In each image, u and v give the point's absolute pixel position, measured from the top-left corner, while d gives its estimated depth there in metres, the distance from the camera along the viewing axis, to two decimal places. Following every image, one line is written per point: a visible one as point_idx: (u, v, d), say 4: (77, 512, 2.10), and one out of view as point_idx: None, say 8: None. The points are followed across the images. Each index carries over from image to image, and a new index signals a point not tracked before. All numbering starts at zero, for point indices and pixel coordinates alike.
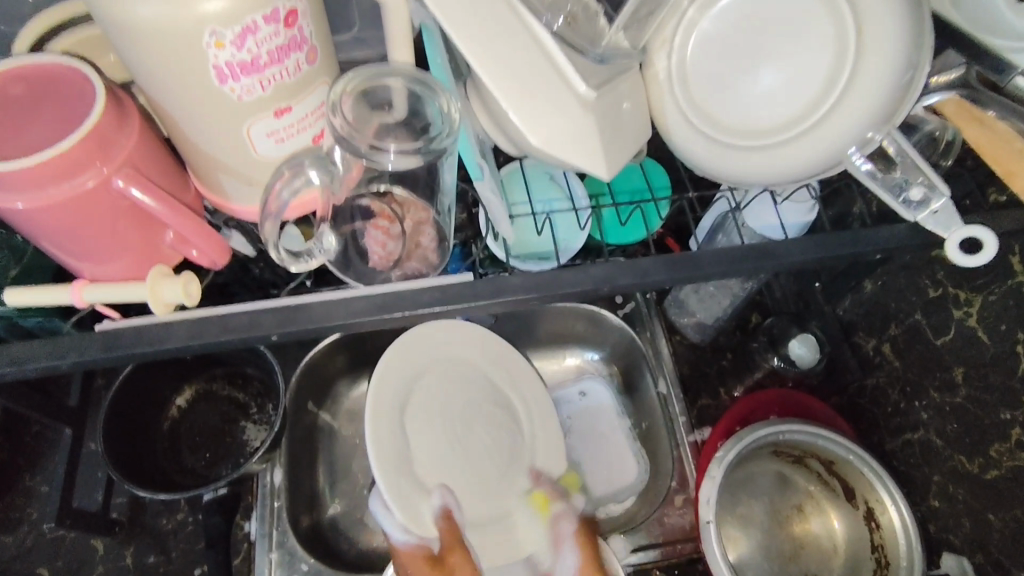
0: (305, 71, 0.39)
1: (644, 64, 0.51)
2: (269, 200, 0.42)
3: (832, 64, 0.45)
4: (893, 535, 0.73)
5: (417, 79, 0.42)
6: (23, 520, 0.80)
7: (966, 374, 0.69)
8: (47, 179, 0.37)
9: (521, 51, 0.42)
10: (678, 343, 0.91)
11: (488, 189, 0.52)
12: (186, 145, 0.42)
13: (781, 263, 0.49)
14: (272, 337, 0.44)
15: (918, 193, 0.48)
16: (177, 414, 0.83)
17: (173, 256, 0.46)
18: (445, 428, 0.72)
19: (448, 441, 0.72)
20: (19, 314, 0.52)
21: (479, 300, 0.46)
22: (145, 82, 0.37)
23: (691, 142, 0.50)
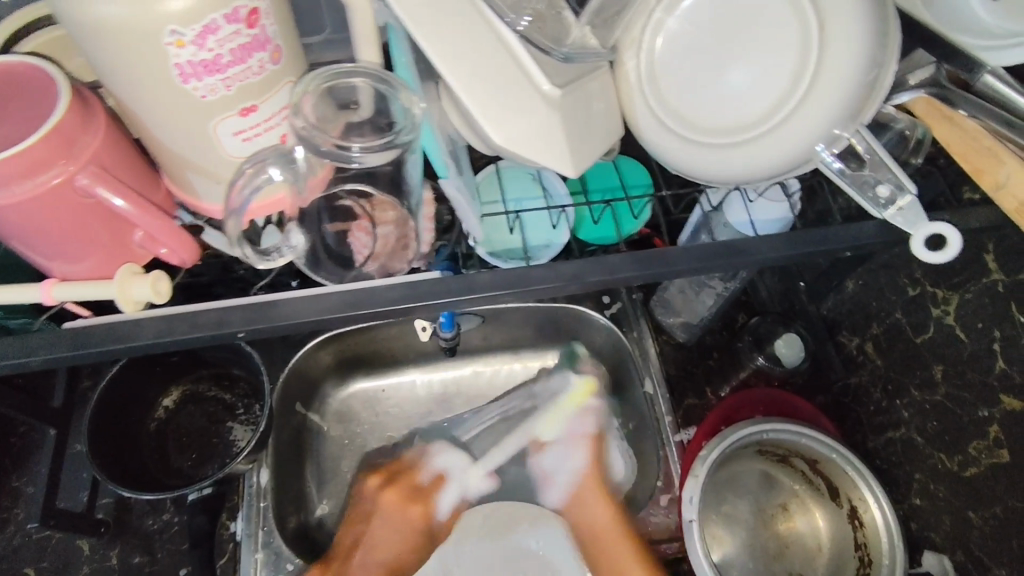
0: (270, 71, 0.39)
1: (614, 63, 0.51)
2: (232, 197, 0.42)
3: (797, 61, 0.46)
4: (876, 533, 0.73)
5: (383, 79, 0.42)
6: (9, 520, 0.81)
7: (945, 371, 0.69)
8: (13, 177, 0.37)
9: (485, 50, 0.42)
10: (664, 343, 0.91)
11: (452, 188, 0.51)
12: (155, 144, 0.42)
13: (752, 259, 0.50)
14: (241, 335, 0.44)
15: (885, 191, 0.48)
16: (164, 415, 0.84)
17: (144, 255, 0.46)
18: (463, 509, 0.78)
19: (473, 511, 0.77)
20: (2, 316, 0.53)
21: (447, 298, 0.46)
22: (110, 81, 0.37)
23: (662, 141, 0.51)
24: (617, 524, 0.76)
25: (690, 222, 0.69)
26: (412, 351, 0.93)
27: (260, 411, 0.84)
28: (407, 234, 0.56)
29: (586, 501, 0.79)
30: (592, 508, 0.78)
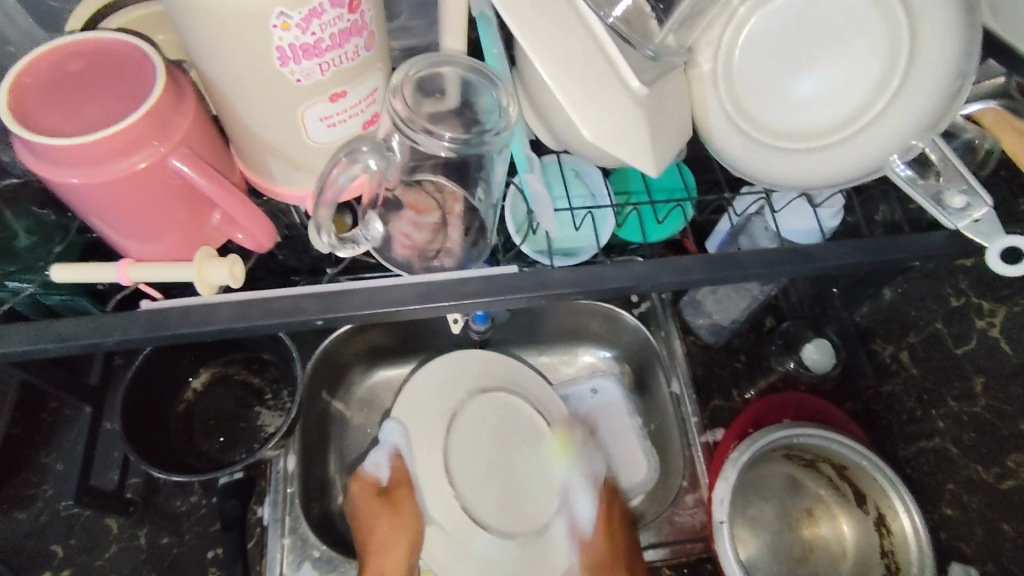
0: (362, 57, 0.39)
1: (688, 64, 0.50)
2: (326, 184, 0.41)
3: (881, 73, 0.46)
4: (903, 543, 0.73)
5: (471, 68, 0.42)
6: (37, 497, 0.80)
7: (986, 384, 0.69)
8: (104, 156, 0.37)
9: (578, 46, 0.42)
10: (693, 344, 0.90)
11: (537, 183, 0.54)
12: (238, 126, 0.42)
13: (817, 265, 0.50)
14: (316, 323, 0.44)
15: (960, 200, 0.49)
16: (193, 396, 0.84)
17: (217, 237, 0.46)
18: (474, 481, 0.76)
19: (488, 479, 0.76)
20: (44, 291, 0.53)
21: (520, 292, 0.46)
22: (204, 61, 0.37)
23: (731, 143, 0.50)
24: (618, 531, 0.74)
25: (724, 229, 0.68)
26: (440, 343, 0.92)
27: (290, 397, 0.84)
28: (471, 228, 0.55)
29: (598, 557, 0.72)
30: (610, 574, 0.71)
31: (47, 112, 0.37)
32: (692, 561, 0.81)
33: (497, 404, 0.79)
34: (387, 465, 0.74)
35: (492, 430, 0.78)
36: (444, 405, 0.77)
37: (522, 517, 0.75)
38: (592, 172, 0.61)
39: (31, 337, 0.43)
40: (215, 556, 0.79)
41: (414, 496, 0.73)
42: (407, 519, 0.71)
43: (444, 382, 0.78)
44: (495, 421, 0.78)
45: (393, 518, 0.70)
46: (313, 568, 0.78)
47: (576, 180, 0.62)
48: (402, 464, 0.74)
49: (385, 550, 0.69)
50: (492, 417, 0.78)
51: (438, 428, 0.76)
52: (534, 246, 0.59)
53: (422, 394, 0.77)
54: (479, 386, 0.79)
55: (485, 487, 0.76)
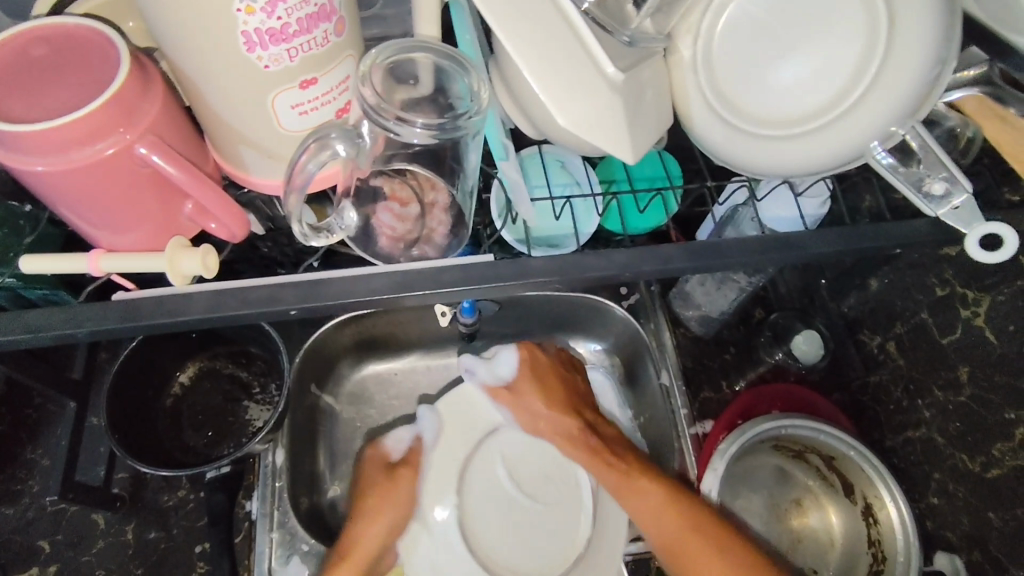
0: (332, 43, 0.38)
1: (668, 51, 0.50)
2: (295, 172, 0.41)
3: (861, 57, 0.45)
4: (891, 532, 0.73)
5: (445, 54, 0.42)
6: (23, 493, 0.80)
7: (971, 373, 0.69)
8: (69, 143, 0.37)
9: (552, 32, 0.42)
10: (682, 335, 0.90)
11: (513, 170, 0.55)
12: (209, 114, 0.41)
13: (798, 253, 0.49)
14: (291, 313, 0.44)
15: (941, 188, 0.48)
16: (178, 391, 0.83)
17: (191, 227, 0.45)
18: (494, 510, 0.71)
19: (500, 516, 0.71)
20: (21, 284, 0.53)
21: (500, 281, 0.46)
22: (170, 47, 0.36)
23: (711, 130, 0.50)
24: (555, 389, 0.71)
25: (711, 221, 0.68)
26: (428, 336, 0.92)
27: (277, 391, 0.84)
28: (451, 217, 0.54)
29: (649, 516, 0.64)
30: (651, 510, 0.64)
31: (12, 99, 0.37)
32: None
33: (518, 439, 0.74)
34: (409, 443, 0.72)
35: (522, 461, 0.73)
36: (473, 420, 0.73)
37: (520, 543, 0.70)
38: (574, 162, 0.61)
39: (1, 329, 0.42)
40: (202, 551, 0.79)
41: (415, 480, 0.69)
42: (404, 489, 0.68)
43: (482, 401, 0.73)
44: (539, 460, 0.73)
45: (389, 490, 0.68)
46: (301, 562, 0.77)
47: (559, 171, 0.62)
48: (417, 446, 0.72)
49: (377, 524, 0.66)
50: (525, 453, 0.73)
51: (494, 456, 0.73)
52: (514, 234, 0.58)
53: (464, 403, 0.73)
54: (509, 415, 0.74)
55: (501, 517, 0.71)
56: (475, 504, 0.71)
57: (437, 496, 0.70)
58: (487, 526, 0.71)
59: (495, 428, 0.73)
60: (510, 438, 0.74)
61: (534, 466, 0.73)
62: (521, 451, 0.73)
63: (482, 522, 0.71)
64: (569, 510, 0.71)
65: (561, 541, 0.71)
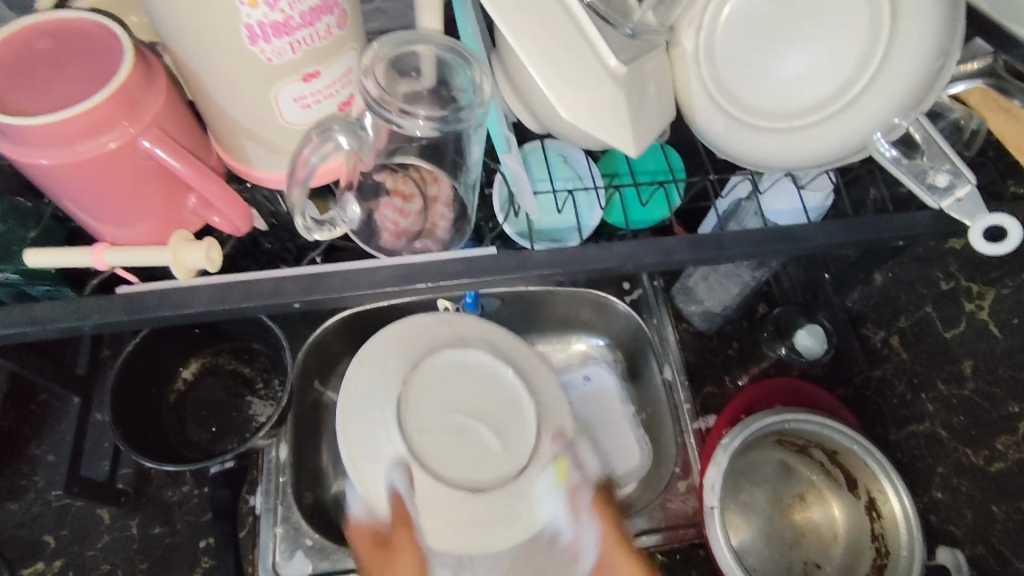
0: (335, 36, 0.38)
1: (670, 43, 0.50)
2: (297, 165, 0.41)
3: (865, 49, 0.45)
4: (895, 526, 0.73)
5: (447, 46, 0.41)
6: (28, 488, 0.81)
7: (975, 366, 0.69)
8: (71, 136, 0.37)
9: (556, 25, 0.42)
10: (685, 331, 0.91)
11: (514, 163, 0.53)
12: (212, 108, 0.41)
13: (801, 245, 0.49)
14: (295, 305, 0.44)
15: (943, 180, 0.48)
16: (182, 386, 0.84)
17: (195, 221, 0.45)
18: (437, 434, 0.64)
19: (444, 437, 0.64)
20: (25, 282, 0.53)
21: (502, 273, 0.45)
22: (172, 39, 0.36)
23: (714, 122, 0.50)
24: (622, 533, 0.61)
25: (714, 216, 0.67)
26: None
27: (281, 386, 0.84)
28: (454, 212, 0.54)
29: None
30: None
31: (14, 92, 0.37)
32: (685, 547, 0.81)
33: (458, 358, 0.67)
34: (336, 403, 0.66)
35: (461, 380, 0.67)
36: (413, 343, 0.67)
37: (478, 467, 0.63)
38: (577, 156, 0.61)
39: (8, 321, 0.42)
40: (207, 545, 0.79)
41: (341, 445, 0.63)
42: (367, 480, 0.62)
43: (422, 331, 0.68)
44: (478, 379, 0.67)
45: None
46: (306, 556, 0.78)
47: (563, 166, 0.61)
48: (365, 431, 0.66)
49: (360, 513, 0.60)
50: (468, 373, 0.67)
51: (434, 382, 0.66)
52: (516, 228, 0.58)
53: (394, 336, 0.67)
54: (453, 331, 0.69)
55: (445, 443, 0.64)
56: (417, 442, 0.63)
57: (368, 445, 0.62)
58: (428, 454, 0.63)
59: (438, 349, 0.66)
60: (443, 359, 0.66)
61: (474, 386, 0.66)
62: (459, 375, 0.66)
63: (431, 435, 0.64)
64: (518, 423, 0.66)
65: (519, 461, 0.64)
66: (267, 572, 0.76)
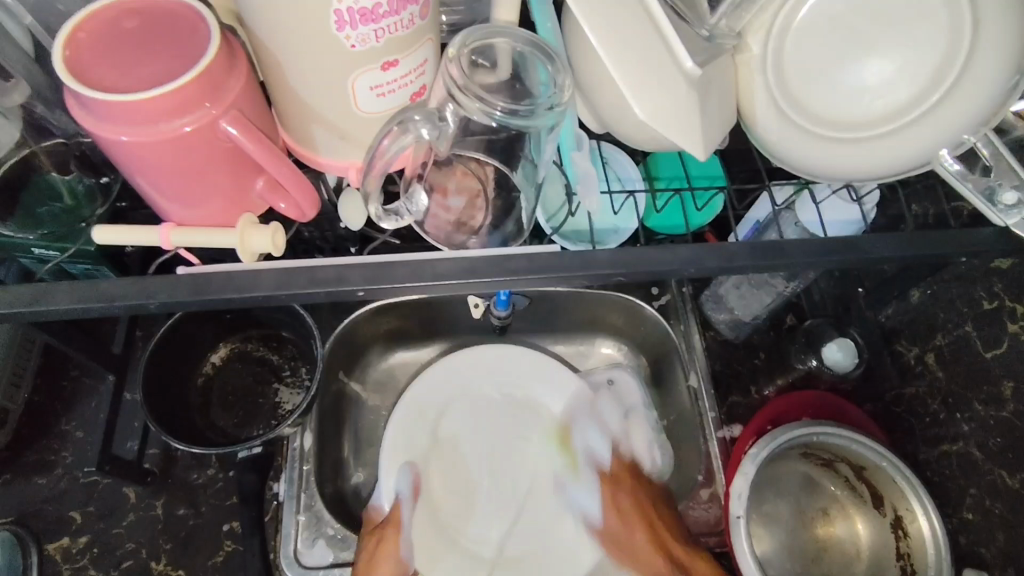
0: (417, 25, 0.38)
1: (737, 48, 0.48)
2: (377, 156, 0.41)
3: (940, 62, 0.45)
4: (922, 545, 0.72)
5: (525, 40, 0.42)
6: (57, 463, 0.81)
7: (1016, 389, 0.68)
8: (156, 116, 0.37)
9: (633, 25, 0.42)
10: (712, 338, 0.90)
11: (583, 161, 0.56)
12: (287, 93, 0.41)
13: (861, 256, 0.49)
14: (357, 293, 0.44)
15: (1011, 197, 0.48)
16: (211, 370, 0.84)
17: (260, 204, 0.46)
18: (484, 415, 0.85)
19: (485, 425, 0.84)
20: (69, 260, 0.59)
21: (561, 271, 0.45)
22: (257, 21, 0.36)
23: (778, 130, 0.49)
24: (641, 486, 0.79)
25: (755, 219, 0.67)
26: (457, 327, 0.92)
27: (308, 375, 0.84)
28: (501, 208, 0.55)
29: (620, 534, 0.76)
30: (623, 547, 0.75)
31: (99, 68, 0.37)
32: (705, 556, 0.79)
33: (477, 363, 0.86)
34: (394, 503, 0.75)
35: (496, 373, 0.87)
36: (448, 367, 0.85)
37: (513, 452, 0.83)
38: (620, 159, 0.61)
39: (74, 297, 0.43)
40: (231, 529, 0.79)
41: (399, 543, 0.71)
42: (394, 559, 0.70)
43: (514, 350, 0.86)
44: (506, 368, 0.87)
45: (376, 554, 0.69)
46: (328, 545, 0.77)
47: (608, 167, 0.61)
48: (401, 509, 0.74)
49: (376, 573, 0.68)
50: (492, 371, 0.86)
51: (488, 411, 0.85)
52: (575, 228, 0.59)
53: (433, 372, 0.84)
54: (516, 389, 0.86)
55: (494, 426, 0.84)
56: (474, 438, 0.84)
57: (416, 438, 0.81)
58: (451, 463, 0.82)
59: (489, 400, 0.85)
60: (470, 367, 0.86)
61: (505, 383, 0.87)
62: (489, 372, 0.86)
63: (441, 495, 0.80)
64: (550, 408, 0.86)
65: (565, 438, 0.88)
66: (290, 560, 0.77)
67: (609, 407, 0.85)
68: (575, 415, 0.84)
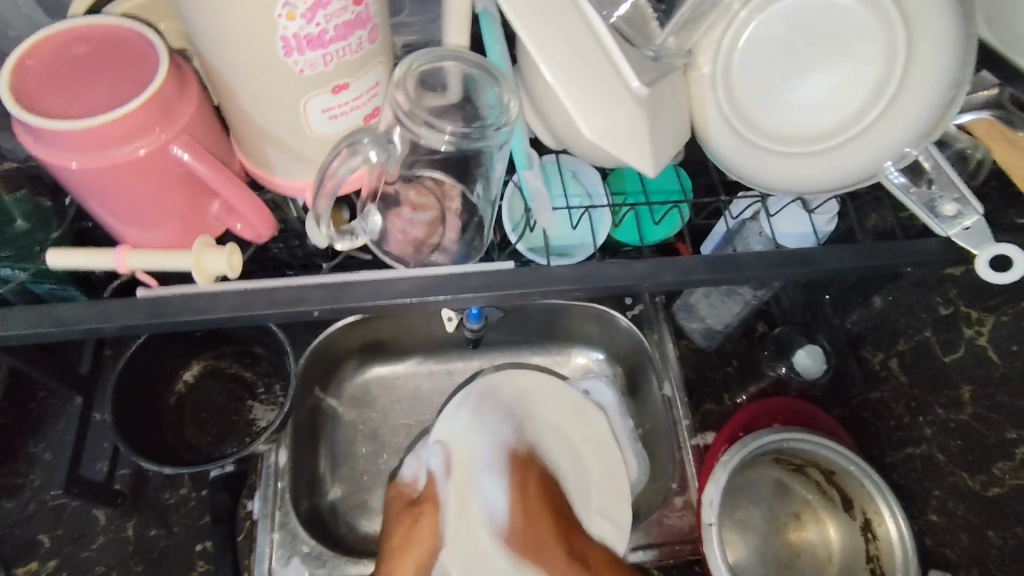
0: (365, 49, 0.39)
1: (688, 66, 0.50)
2: (326, 178, 0.42)
3: (879, 77, 0.46)
4: (890, 547, 0.73)
5: (474, 64, 0.42)
6: (25, 486, 0.80)
7: (974, 393, 0.69)
8: (104, 142, 0.37)
9: (580, 46, 0.43)
10: (685, 347, 0.91)
11: (536, 179, 0.56)
12: (240, 117, 0.42)
13: (812, 268, 0.50)
14: (315, 313, 0.44)
15: (952, 209, 0.49)
16: (183, 389, 0.83)
17: (218, 226, 0.46)
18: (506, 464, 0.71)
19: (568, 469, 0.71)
20: (32, 280, 0.56)
21: (519, 287, 0.46)
22: (207, 48, 0.37)
23: (729, 145, 0.51)
24: (535, 497, 0.65)
25: (720, 231, 0.68)
26: (432, 340, 0.92)
27: (281, 391, 0.84)
28: (465, 224, 0.55)
29: (542, 551, 0.61)
30: (543, 536, 0.62)
31: (49, 97, 0.37)
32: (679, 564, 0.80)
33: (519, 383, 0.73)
34: (424, 478, 0.67)
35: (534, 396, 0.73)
36: (507, 398, 0.71)
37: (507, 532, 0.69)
38: (587, 173, 0.62)
39: (30, 322, 0.43)
40: (203, 549, 0.78)
41: (438, 516, 0.63)
42: (421, 543, 0.61)
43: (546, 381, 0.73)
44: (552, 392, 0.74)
45: (412, 530, 0.62)
46: (302, 563, 0.77)
47: (574, 181, 0.62)
48: (434, 481, 0.65)
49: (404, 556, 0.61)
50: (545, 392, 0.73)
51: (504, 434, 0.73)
52: (531, 243, 0.60)
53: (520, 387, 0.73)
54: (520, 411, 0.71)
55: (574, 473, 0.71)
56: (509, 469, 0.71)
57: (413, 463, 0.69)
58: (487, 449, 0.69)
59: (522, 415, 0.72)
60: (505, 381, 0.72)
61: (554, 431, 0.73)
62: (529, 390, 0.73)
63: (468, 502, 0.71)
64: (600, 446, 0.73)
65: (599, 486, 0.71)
66: None
67: (499, 421, 0.68)
68: (496, 460, 0.66)
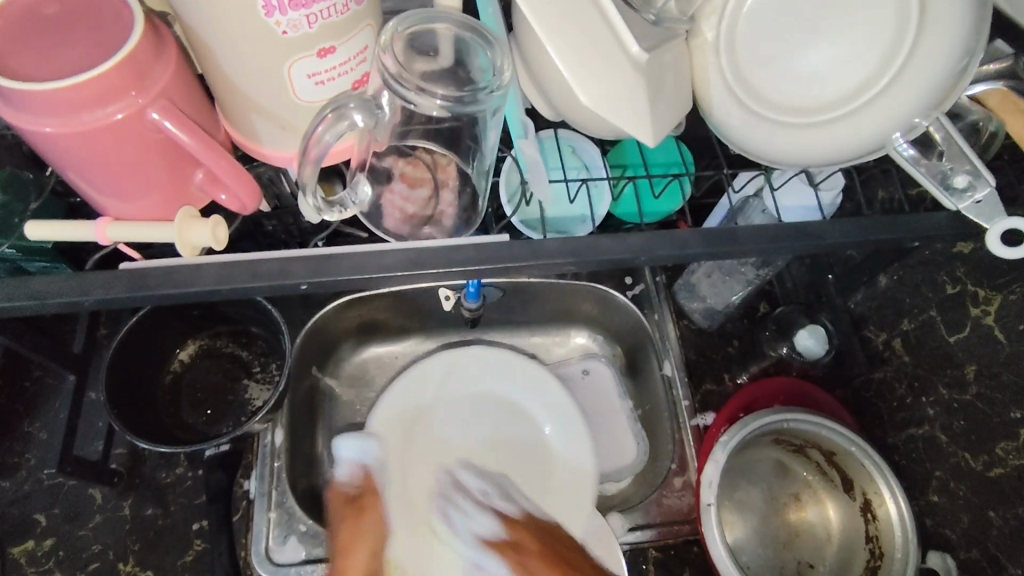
0: (352, 11, 0.37)
1: (690, 33, 0.48)
2: (309, 145, 0.40)
3: (890, 42, 0.45)
4: (889, 528, 0.73)
5: (466, 26, 0.41)
6: (20, 465, 0.80)
7: (978, 371, 0.68)
8: (76, 105, 0.36)
9: (578, 7, 0.41)
10: (686, 327, 0.89)
11: (531, 149, 0.54)
12: (222, 83, 0.40)
13: (815, 244, 0.49)
14: (301, 287, 0.43)
15: (963, 181, 0.48)
16: (179, 368, 0.82)
17: (202, 198, 0.45)
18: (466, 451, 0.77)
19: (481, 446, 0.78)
20: (22, 256, 0.55)
21: (513, 261, 0.45)
22: (184, 7, 0.35)
23: (732, 116, 0.49)
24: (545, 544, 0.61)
25: (724, 207, 0.66)
26: (430, 320, 0.91)
27: (278, 370, 0.83)
28: (464, 200, 0.54)
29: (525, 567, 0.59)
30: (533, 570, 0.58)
31: (18, 58, 0.36)
32: (679, 544, 0.79)
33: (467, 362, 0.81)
34: (362, 474, 0.68)
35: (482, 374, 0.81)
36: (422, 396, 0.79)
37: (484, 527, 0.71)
38: (586, 147, 0.60)
39: (7, 295, 0.41)
40: (200, 528, 0.78)
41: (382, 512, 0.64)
42: (373, 528, 0.63)
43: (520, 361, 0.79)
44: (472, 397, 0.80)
45: (361, 521, 0.63)
46: (299, 542, 0.77)
47: (572, 155, 0.61)
48: (369, 480, 0.67)
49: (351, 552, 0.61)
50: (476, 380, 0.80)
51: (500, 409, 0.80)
52: (525, 217, 0.59)
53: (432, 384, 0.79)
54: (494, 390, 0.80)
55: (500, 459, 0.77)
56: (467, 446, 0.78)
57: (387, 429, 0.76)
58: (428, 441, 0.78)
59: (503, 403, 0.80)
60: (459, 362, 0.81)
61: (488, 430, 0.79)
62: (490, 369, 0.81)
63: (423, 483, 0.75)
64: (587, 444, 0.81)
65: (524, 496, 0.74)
66: (260, 557, 0.75)
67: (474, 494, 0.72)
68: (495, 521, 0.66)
